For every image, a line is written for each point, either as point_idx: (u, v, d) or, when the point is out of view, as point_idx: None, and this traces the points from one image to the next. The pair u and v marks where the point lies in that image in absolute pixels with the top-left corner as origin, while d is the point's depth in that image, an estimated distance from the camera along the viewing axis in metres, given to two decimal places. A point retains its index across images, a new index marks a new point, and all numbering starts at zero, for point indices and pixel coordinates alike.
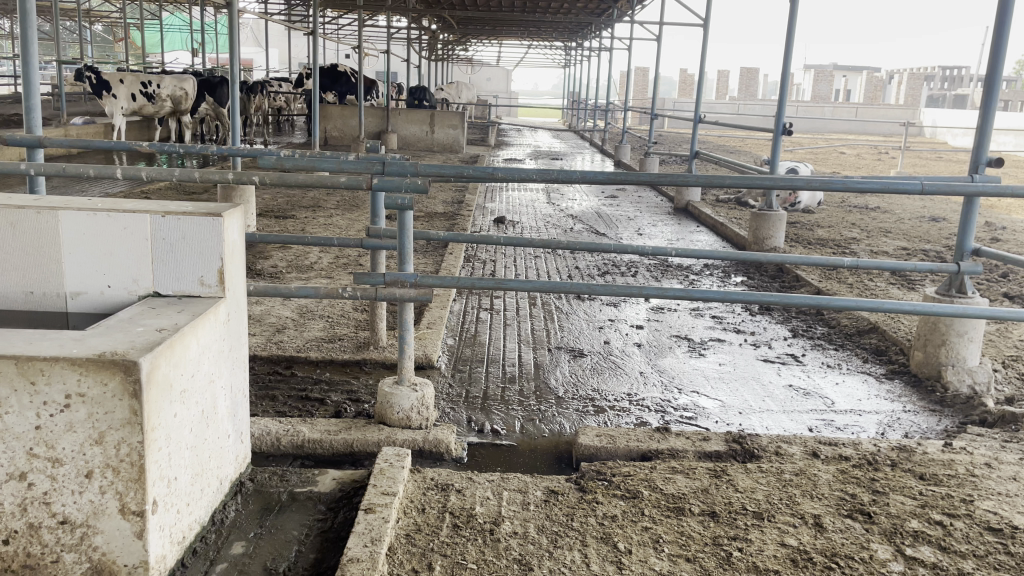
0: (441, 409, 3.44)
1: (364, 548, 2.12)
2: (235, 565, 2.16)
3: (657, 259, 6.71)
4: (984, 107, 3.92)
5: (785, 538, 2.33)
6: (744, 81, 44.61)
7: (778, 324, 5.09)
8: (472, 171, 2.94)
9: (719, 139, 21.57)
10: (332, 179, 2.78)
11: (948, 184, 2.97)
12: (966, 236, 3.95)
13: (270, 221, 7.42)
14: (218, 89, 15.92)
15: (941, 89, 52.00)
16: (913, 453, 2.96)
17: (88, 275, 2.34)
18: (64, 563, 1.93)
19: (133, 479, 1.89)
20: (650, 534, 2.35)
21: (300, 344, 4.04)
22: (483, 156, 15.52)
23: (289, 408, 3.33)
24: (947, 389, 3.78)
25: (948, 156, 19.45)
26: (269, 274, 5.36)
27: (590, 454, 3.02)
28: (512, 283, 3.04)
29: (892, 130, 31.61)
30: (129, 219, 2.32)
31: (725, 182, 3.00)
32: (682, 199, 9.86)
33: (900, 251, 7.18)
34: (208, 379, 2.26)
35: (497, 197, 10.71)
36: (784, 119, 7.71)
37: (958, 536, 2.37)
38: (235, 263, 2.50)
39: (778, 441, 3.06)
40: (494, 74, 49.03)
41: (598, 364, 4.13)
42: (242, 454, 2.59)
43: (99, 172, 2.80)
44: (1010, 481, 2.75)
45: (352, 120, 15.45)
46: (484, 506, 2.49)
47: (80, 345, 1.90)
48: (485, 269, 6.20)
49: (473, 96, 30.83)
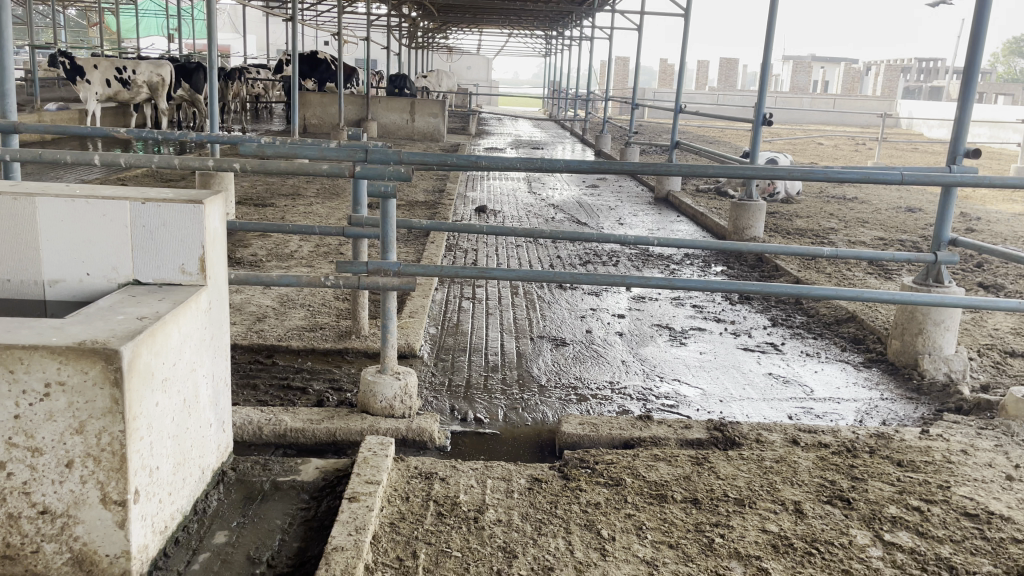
0: (424, 397, 3.44)
1: (348, 537, 2.11)
2: (218, 555, 2.15)
3: (638, 249, 6.74)
4: (962, 98, 3.96)
5: (766, 525, 2.36)
6: (724, 71, 44.76)
7: (757, 313, 5.13)
8: (455, 160, 2.92)
9: (699, 129, 21.64)
10: (314, 167, 2.75)
11: (928, 174, 3.00)
12: (944, 226, 3.99)
13: (249, 209, 7.36)
14: (194, 75, 15.74)
15: (918, 80, 52.52)
16: (891, 440, 3.01)
17: (66, 263, 2.31)
18: (44, 553, 1.91)
19: (114, 468, 1.87)
20: (634, 521, 2.37)
21: (281, 332, 4.02)
22: (464, 144, 15.46)
23: (270, 397, 3.31)
24: (923, 377, 3.84)
25: (924, 147, 19.65)
26: (248, 262, 5.32)
27: (573, 442, 3.03)
28: (496, 272, 3.03)
29: (869, 121, 31.91)
30: (107, 206, 2.28)
31: (708, 171, 3.01)
32: (663, 189, 9.89)
33: (877, 241, 7.26)
34: (190, 368, 2.24)
35: (478, 186, 10.69)
36: (764, 109, 7.74)
37: (935, 521, 2.41)
38: (217, 251, 2.48)
39: (758, 428, 3.09)
40: (474, 63, 48.88)
41: (580, 353, 4.14)
42: (224, 443, 2.57)
43: (76, 158, 2.76)
44: (985, 467, 2.79)
45: (332, 107, 15.34)
46: (468, 494, 2.50)
47: (59, 333, 1.88)
48: (467, 258, 6.19)
49: (454, 84, 30.69)
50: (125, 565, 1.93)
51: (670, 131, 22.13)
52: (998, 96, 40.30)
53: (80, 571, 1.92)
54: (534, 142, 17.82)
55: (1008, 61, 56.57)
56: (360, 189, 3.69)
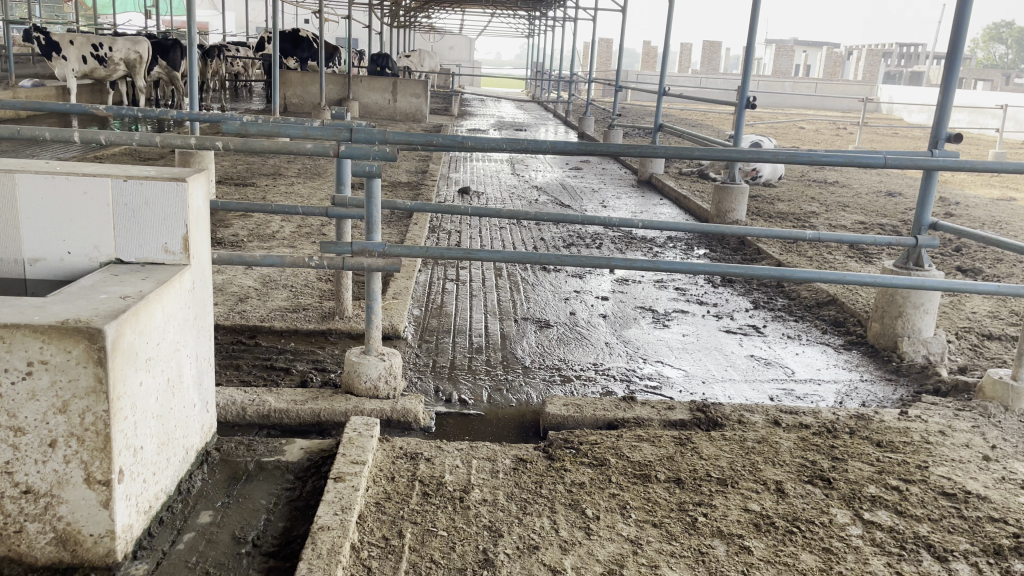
0: (408, 378, 3.44)
1: (334, 516, 2.11)
2: (203, 534, 2.14)
3: (621, 231, 6.75)
4: (945, 83, 3.99)
5: (748, 504, 2.39)
6: (707, 55, 44.73)
7: (739, 296, 5.16)
8: (441, 140, 2.90)
9: (682, 111, 21.64)
10: (297, 146, 2.72)
11: (910, 159, 3.02)
12: (925, 210, 4.02)
13: (230, 189, 7.29)
14: (171, 52, 15.55)
15: (898, 65, 52.84)
16: (870, 421, 3.04)
17: (46, 241, 2.28)
18: (28, 532, 1.91)
19: (98, 448, 1.85)
20: (617, 500, 2.39)
21: (264, 313, 4.00)
22: (446, 126, 15.37)
23: (253, 377, 3.30)
24: (902, 359, 3.89)
25: (905, 132, 19.81)
26: (229, 242, 5.27)
27: (558, 423, 3.05)
28: (481, 254, 3.02)
29: (849, 106, 32.08)
30: (88, 183, 2.25)
31: (693, 153, 3.01)
32: (646, 171, 9.90)
33: (857, 224, 7.31)
34: (174, 347, 2.23)
35: (462, 168, 10.65)
36: (748, 93, 7.74)
37: (913, 500, 2.45)
38: (201, 230, 2.45)
39: (740, 410, 3.12)
40: (457, 43, 48.52)
41: (564, 335, 4.16)
42: (208, 424, 2.56)
43: (54, 134, 2.71)
44: (962, 448, 2.84)
45: (313, 87, 15.18)
46: (453, 474, 2.51)
47: (42, 312, 1.86)
48: (450, 239, 6.18)
49: (436, 64, 30.46)
50: (110, 545, 1.92)
51: (653, 113, 22.13)
52: (977, 82, 40.62)
53: (63, 550, 1.92)
54: (517, 124, 17.75)
55: (987, 47, 57.01)
56: (344, 169, 3.67)
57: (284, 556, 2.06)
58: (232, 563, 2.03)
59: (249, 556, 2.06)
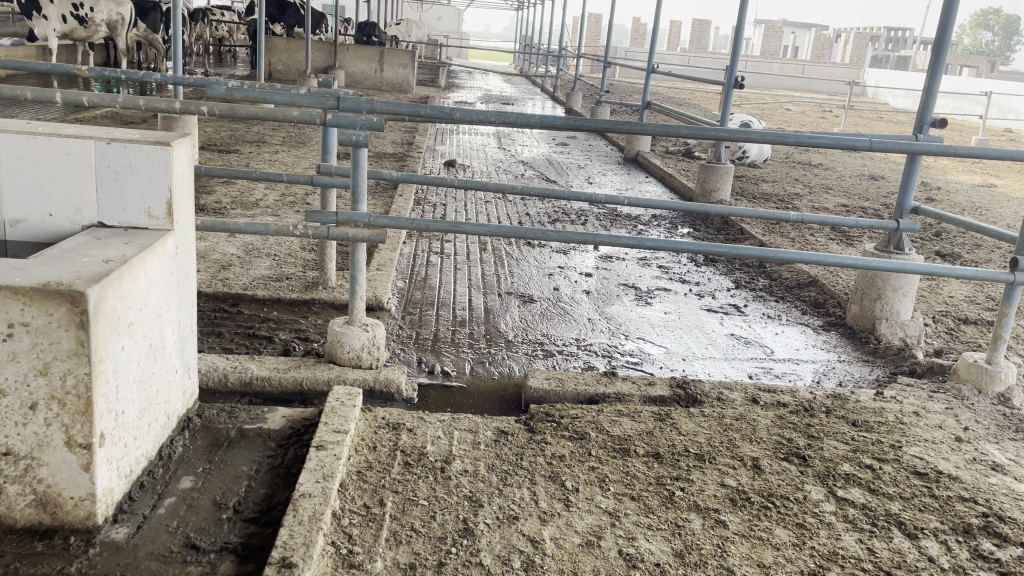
0: (392, 349, 3.45)
1: (316, 484, 2.12)
2: (184, 499, 2.14)
3: (606, 209, 6.75)
4: (931, 68, 4.00)
5: (725, 479, 2.42)
6: (696, 33, 44.49)
7: (721, 275, 5.19)
8: (429, 111, 2.88)
9: (670, 89, 21.60)
10: (284, 114, 2.69)
11: (896, 142, 3.05)
12: (907, 193, 4.05)
13: (213, 155, 7.21)
14: (150, 14, 15.80)
15: (886, 50, 52.95)
16: (847, 401, 3.09)
17: (28, 202, 2.26)
18: (7, 494, 1.91)
19: (79, 412, 1.85)
20: (596, 473, 2.42)
21: (247, 281, 3.98)
22: (432, 97, 15.24)
23: (236, 345, 3.30)
24: (879, 341, 3.94)
25: (890, 116, 19.90)
26: (212, 209, 5.23)
27: (539, 397, 3.07)
28: (467, 227, 3.02)
29: (835, 90, 32.12)
30: (71, 144, 2.22)
31: (681, 132, 3.01)
32: (632, 148, 9.91)
33: (840, 207, 7.37)
34: (156, 313, 2.22)
35: (448, 140, 10.59)
36: (736, 72, 7.73)
37: (887, 479, 2.49)
38: (184, 196, 2.43)
39: (719, 387, 3.15)
40: (445, 13, 48.16)
41: (547, 310, 4.17)
42: (190, 390, 2.56)
43: (36, 95, 2.67)
44: (936, 429, 2.89)
45: (299, 54, 14.99)
46: (435, 445, 2.52)
47: (23, 274, 1.84)
48: (436, 212, 6.15)
49: (423, 34, 30.13)
50: (90, 508, 1.92)
51: (640, 91, 22.08)
52: (963, 68, 40.75)
53: (43, 512, 1.92)
54: (504, 98, 17.66)
55: (974, 34, 57.42)
56: (330, 137, 3.64)
57: (265, 523, 2.07)
58: (214, 529, 2.03)
59: (230, 522, 2.07)
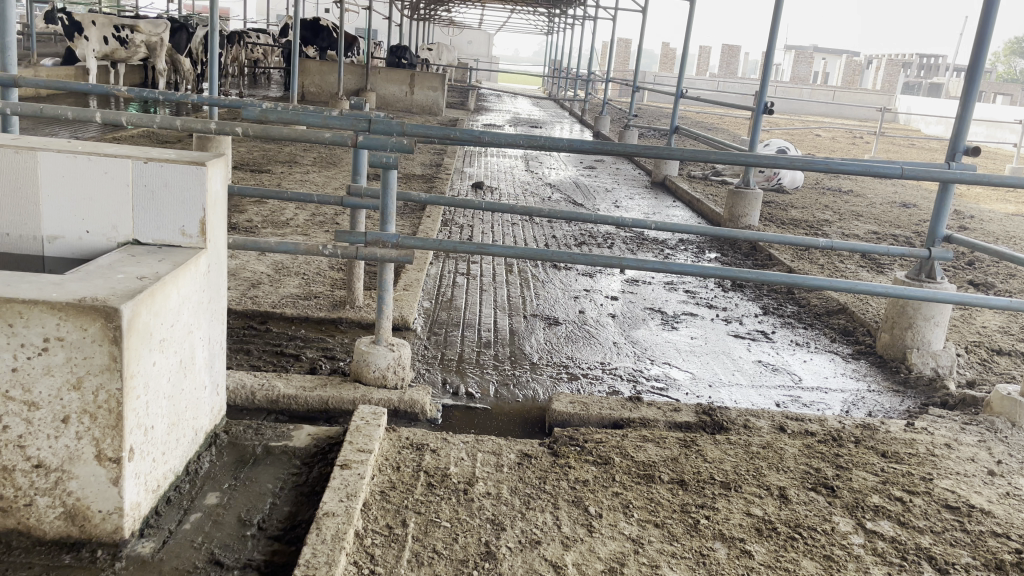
0: (417, 369, 3.46)
1: (339, 503, 2.13)
2: (210, 515, 2.16)
3: (633, 232, 6.75)
4: (965, 96, 3.95)
5: (751, 509, 2.39)
6: (726, 59, 44.35)
7: (749, 301, 5.15)
8: (459, 134, 2.91)
9: (699, 114, 21.58)
10: (317, 135, 2.74)
11: (927, 170, 3.02)
12: (939, 222, 4.00)
13: (246, 175, 7.33)
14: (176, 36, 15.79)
15: (919, 76, 52.38)
16: (876, 431, 3.04)
17: (65, 220, 2.31)
18: (37, 506, 1.93)
19: (110, 425, 1.88)
20: (620, 499, 2.40)
21: (276, 299, 4.03)
22: (462, 120, 15.39)
23: (263, 362, 3.33)
24: (910, 370, 3.88)
25: (922, 142, 19.74)
26: (244, 227, 5.31)
27: (564, 420, 3.05)
28: (493, 249, 3.03)
29: (866, 114, 31.80)
30: (109, 163, 2.28)
31: (710, 157, 3.00)
32: (660, 173, 9.90)
33: (871, 234, 7.30)
34: (187, 330, 2.25)
35: (476, 162, 10.66)
36: (767, 97, 7.70)
37: (917, 512, 2.45)
38: (218, 214, 2.47)
39: (747, 415, 3.13)
40: (476, 38, 48.88)
41: (572, 333, 4.16)
42: (218, 406, 2.58)
43: (77, 114, 2.73)
44: (968, 462, 2.84)
45: (331, 76, 15.23)
46: (458, 466, 2.52)
47: (60, 289, 1.88)
48: (462, 233, 6.20)
49: (454, 57, 30.53)
50: (117, 522, 1.94)
51: (670, 115, 22.08)
52: (998, 96, 40.11)
53: (72, 525, 1.94)
54: (533, 120, 17.83)
55: (1009, 61, 56.89)
56: (361, 159, 3.68)
57: (289, 541, 2.08)
58: (238, 545, 2.04)
59: (254, 539, 2.08)
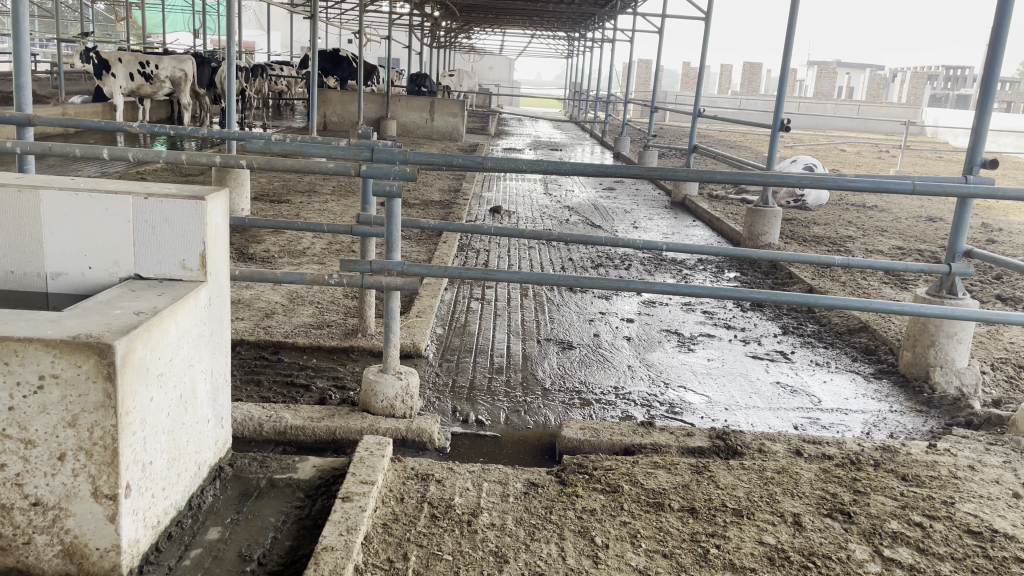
0: (427, 397, 3.43)
1: (339, 537, 2.10)
2: (210, 551, 2.14)
3: (651, 253, 6.71)
4: (982, 108, 3.87)
5: (763, 537, 2.33)
6: (747, 76, 44.16)
7: (768, 321, 5.08)
8: (461, 161, 2.90)
9: (722, 132, 21.49)
10: (321, 166, 2.74)
11: (941, 184, 2.95)
12: (959, 236, 3.91)
13: (265, 206, 7.41)
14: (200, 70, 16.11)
15: (945, 88, 51.75)
16: (897, 454, 2.96)
17: (68, 256, 2.33)
18: (36, 544, 1.93)
19: (105, 462, 1.87)
20: (628, 528, 2.35)
21: (288, 329, 4.04)
22: (482, 144, 15.47)
23: (273, 394, 3.32)
24: (934, 390, 3.78)
25: (950, 153, 19.46)
26: (260, 258, 5.35)
27: (573, 447, 3.00)
28: (500, 274, 3.00)
29: (891, 129, 31.47)
30: (111, 200, 2.30)
31: (717, 178, 2.96)
32: (679, 193, 9.85)
33: (895, 250, 7.17)
34: (187, 364, 2.25)
35: (495, 186, 10.68)
36: (784, 114, 7.63)
37: (937, 538, 2.36)
38: (219, 246, 2.47)
39: (762, 438, 3.06)
40: (497, 63, 49.32)
41: (586, 357, 4.12)
42: (222, 439, 2.57)
43: (85, 152, 2.77)
44: (992, 484, 2.74)
45: (352, 105, 15.40)
46: (463, 497, 2.48)
47: (56, 326, 1.89)
48: (478, 258, 6.19)
49: (475, 84, 30.80)
50: (115, 559, 1.93)
51: (691, 135, 22.01)
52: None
53: (70, 563, 1.94)
54: (553, 143, 17.86)
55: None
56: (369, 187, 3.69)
57: None
58: None
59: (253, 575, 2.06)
